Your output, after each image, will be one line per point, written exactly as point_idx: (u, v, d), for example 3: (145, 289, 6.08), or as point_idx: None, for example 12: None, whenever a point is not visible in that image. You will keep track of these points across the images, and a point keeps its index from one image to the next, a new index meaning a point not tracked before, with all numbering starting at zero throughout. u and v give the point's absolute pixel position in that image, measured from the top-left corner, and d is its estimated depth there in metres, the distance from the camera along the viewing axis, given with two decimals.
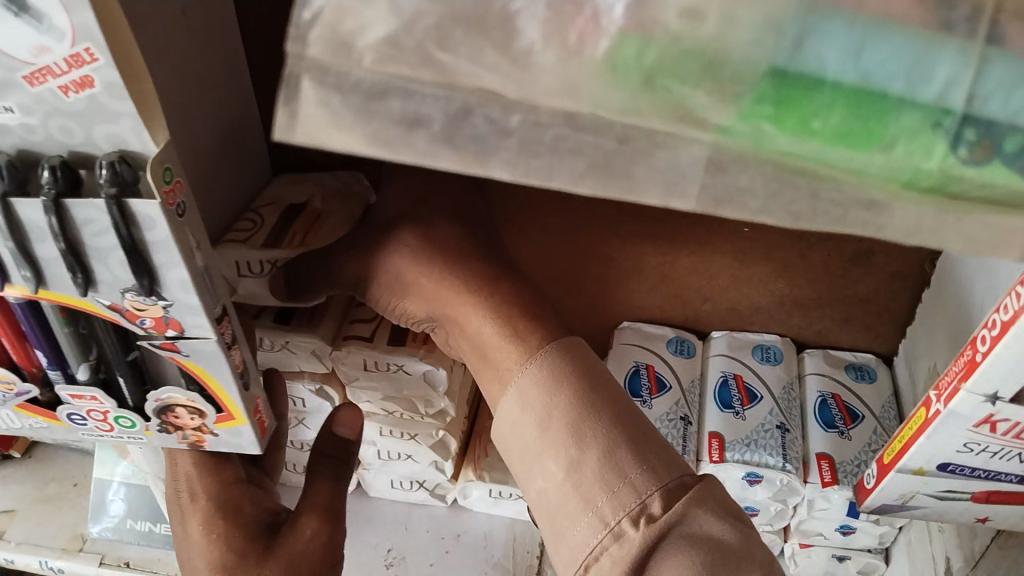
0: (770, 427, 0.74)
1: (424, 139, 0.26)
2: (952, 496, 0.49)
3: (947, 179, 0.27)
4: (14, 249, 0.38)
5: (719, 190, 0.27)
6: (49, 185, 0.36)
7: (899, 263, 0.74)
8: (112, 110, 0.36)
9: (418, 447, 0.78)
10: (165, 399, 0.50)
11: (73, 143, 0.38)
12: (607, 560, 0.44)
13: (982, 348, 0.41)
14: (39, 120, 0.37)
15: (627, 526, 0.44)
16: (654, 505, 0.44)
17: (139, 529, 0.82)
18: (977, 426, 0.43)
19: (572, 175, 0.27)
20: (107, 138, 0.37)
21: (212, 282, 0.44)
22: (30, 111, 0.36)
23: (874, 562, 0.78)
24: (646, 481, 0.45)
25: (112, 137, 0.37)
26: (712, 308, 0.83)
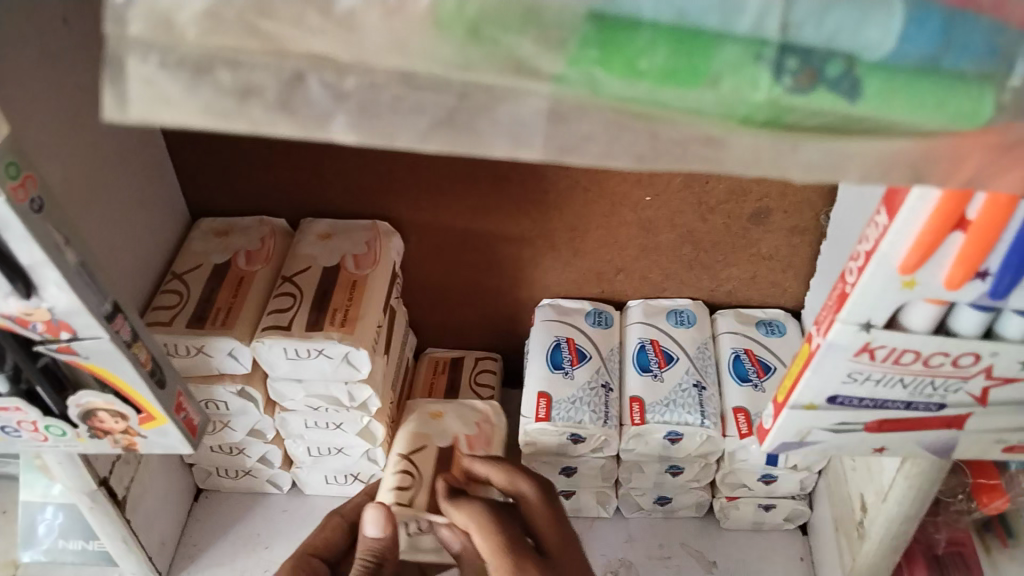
0: (686, 387, 0.77)
1: (259, 107, 0.27)
2: (847, 428, 0.51)
3: (777, 111, 0.29)
4: None
5: (562, 138, 0.28)
6: None
7: (796, 217, 0.76)
8: None
9: (346, 436, 0.78)
10: (85, 405, 0.54)
11: None
12: None
13: (850, 280, 0.43)
14: None
15: None
16: None
17: (73, 548, 0.80)
18: (856, 356, 0.45)
19: (417, 134, 0.28)
20: None
21: (92, 279, 0.48)
22: None
23: (800, 507, 0.81)
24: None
25: None
26: (627, 280, 0.84)
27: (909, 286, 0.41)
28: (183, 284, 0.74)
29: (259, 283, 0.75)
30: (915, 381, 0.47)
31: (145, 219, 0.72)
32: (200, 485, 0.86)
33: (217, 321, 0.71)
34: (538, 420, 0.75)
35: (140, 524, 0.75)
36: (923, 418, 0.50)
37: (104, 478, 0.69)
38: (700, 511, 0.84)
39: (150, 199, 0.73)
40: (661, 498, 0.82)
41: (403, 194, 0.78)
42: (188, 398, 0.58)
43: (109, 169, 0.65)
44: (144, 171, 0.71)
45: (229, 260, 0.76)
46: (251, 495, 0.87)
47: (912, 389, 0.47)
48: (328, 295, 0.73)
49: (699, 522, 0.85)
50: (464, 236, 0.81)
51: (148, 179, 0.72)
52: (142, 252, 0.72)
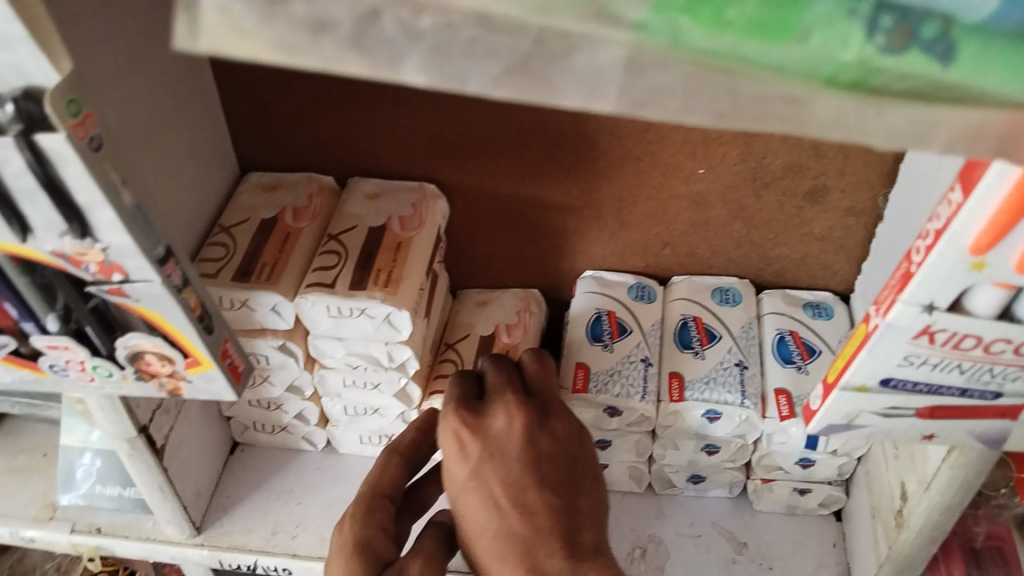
0: (728, 365, 0.76)
1: (331, 44, 0.26)
2: (897, 413, 0.49)
3: (865, 73, 0.28)
4: None
5: (638, 90, 0.28)
6: None
7: (852, 198, 0.75)
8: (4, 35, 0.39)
9: (382, 397, 0.78)
10: (133, 346, 0.55)
11: None
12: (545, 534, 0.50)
13: (916, 258, 0.42)
14: None
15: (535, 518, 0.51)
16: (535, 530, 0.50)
17: (109, 494, 0.81)
18: (915, 338, 0.44)
19: (489, 79, 0.27)
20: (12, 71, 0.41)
21: (148, 222, 0.48)
22: None
23: (835, 493, 0.80)
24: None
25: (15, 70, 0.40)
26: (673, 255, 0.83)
27: (978, 268, 0.40)
28: (229, 238, 0.74)
29: (306, 240, 0.75)
30: (973, 368, 0.45)
31: (196, 170, 0.72)
32: (236, 439, 0.87)
33: (261, 276, 0.71)
34: (576, 391, 0.75)
35: (177, 473, 0.76)
36: (978, 407, 0.48)
37: (145, 426, 0.70)
38: (733, 492, 0.83)
39: (200, 150, 0.73)
40: (695, 476, 0.82)
41: (454, 156, 0.77)
42: (234, 344, 0.57)
43: (161, 118, 0.65)
44: (197, 121, 0.71)
45: (275, 216, 0.76)
46: (286, 450, 0.88)
47: (969, 376, 0.46)
48: (373, 255, 0.73)
49: (731, 503, 0.84)
50: (511, 203, 0.81)
51: (197, 129, 0.71)
52: (193, 202, 0.73)
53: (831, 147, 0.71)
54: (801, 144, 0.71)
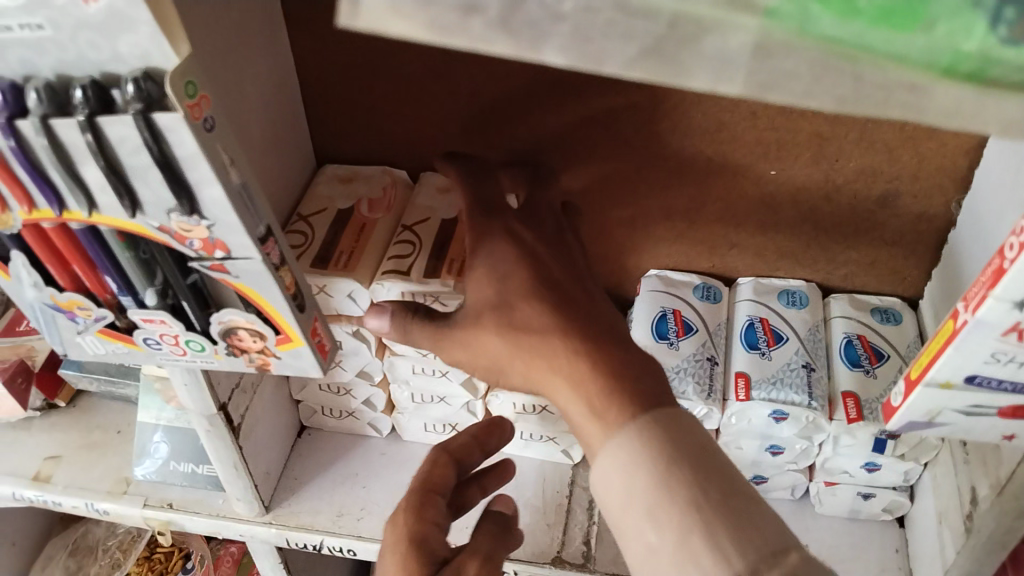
0: (795, 366, 0.76)
1: (479, 24, 0.28)
2: (980, 411, 0.50)
3: (985, 64, 0.28)
4: (62, 170, 0.46)
5: (765, 74, 0.29)
6: (83, 105, 0.44)
7: (925, 203, 0.75)
8: (130, 18, 0.43)
9: (450, 385, 0.80)
10: (227, 322, 0.57)
11: (102, 60, 0.45)
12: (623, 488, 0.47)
13: (1009, 256, 0.42)
14: (68, 36, 0.44)
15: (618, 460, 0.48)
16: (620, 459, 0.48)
17: (182, 471, 0.84)
18: (1004, 336, 0.44)
19: (624, 60, 0.28)
20: (132, 51, 0.44)
21: (252, 201, 0.50)
22: (59, 28, 0.43)
23: (899, 499, 0.79)
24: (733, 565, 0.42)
25: (137, 50, 0.44)
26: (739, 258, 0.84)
27: None
28: (308, 225, 0.77)
29: (380, 231, 0.76)
30: None
31: (279, 158, 0.75)
32: (304, 422, 0.90)
33: (340, 263, 0.73)
34: None
35: (251, 452, 0.78)
36: None
37: (224, 404, 0.72)
38: (794, 494, 0.83)
39: (283, 139, 0.75)
40: (757, 478, 0.82)
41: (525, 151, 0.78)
42: (323, 324, 0.59)
43: (252, 105, 0.67)
44: (281, 111, 0.74)
45: (352, 206, 0.78)
46: (351, 436, 0.90)
47: None
48: (446, 246, 0.74)
49: (793, 505, 0.84)
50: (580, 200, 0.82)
51: (280, 119, 0.74)
52: (277, 188, 0.75)
53: (906, 151, 0.71)
54: (876, 147, 0.71)
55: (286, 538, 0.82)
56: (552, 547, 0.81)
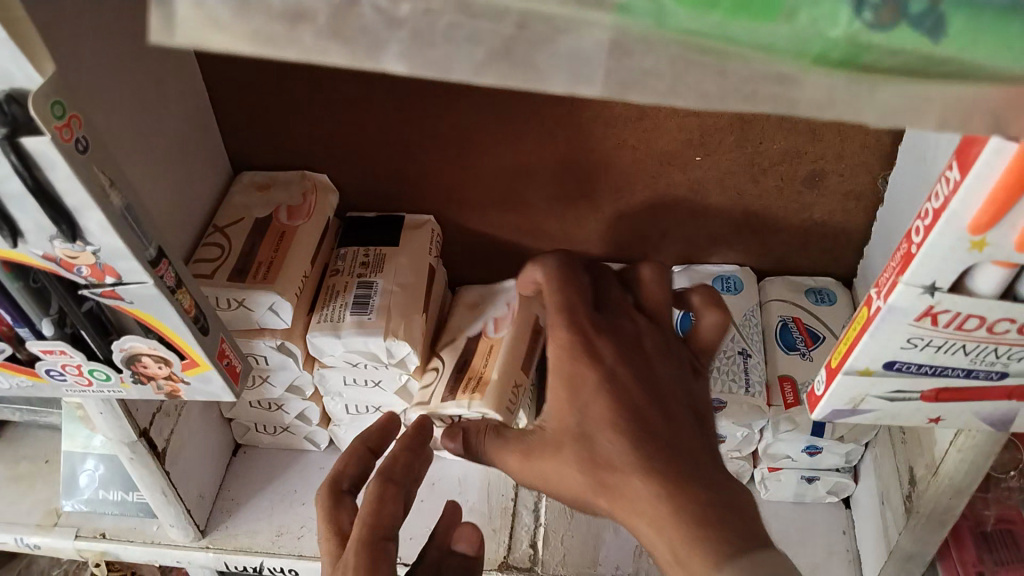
0: (731, 354, 0.75)
1: (310, 34, 0.26)
2: (901, 397, 0.49)
3: (855, 48, 0.27)
4: None
5: (624, 74, 0.27)
6: None
7: (852, 181, 0.74)
8: None
9: (384, 393, 0.78)
10: (129, 349, 0.54)
11: None
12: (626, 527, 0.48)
13: (916, 239, 0.41)
14: None
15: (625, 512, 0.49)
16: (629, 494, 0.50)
17: (112, 498, 0.81)
18: (918, 320, 0.43)
19: (472, 66, 0.27)
20: None
21: (138, 225, 0.47)
22: None
23: (844, 480, 0.79)
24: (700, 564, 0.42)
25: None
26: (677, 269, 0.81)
27: (978, 248, 0.39)
28: (224, 237, 0.74)
29: (302, 238, 0.74)
30: (978, 348, 0.45)
31: (186, 171, 0.72)
32: (238, 440, 0.87)
33: (259, 275, 0.71)
34: None
35: (179, 477, 0.76)
36: (982, 387, 0.48)
37: (145, 429, 0.70)
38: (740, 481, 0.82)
39: (191, 150, 0.72)
40: None
41: (445, 149, 0.76)
42: (232, 346, 0.57)
43: (150, 117, 0.64)
44: (186, 124, 0.71)
45: (270, 215, 0.76)
46: (289, 452, 0.88)
47: (974, 357, 0.45)
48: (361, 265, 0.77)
49: None
50: (505, 197, 0.80)
51: (187, 130, 0.71)
52: (188, 202, 0.73)
53: (829, 130, 0.70)
54: (799, 128, 0.70)
55: (225, 562, 0.80)
56: (499, 553, 0.80)
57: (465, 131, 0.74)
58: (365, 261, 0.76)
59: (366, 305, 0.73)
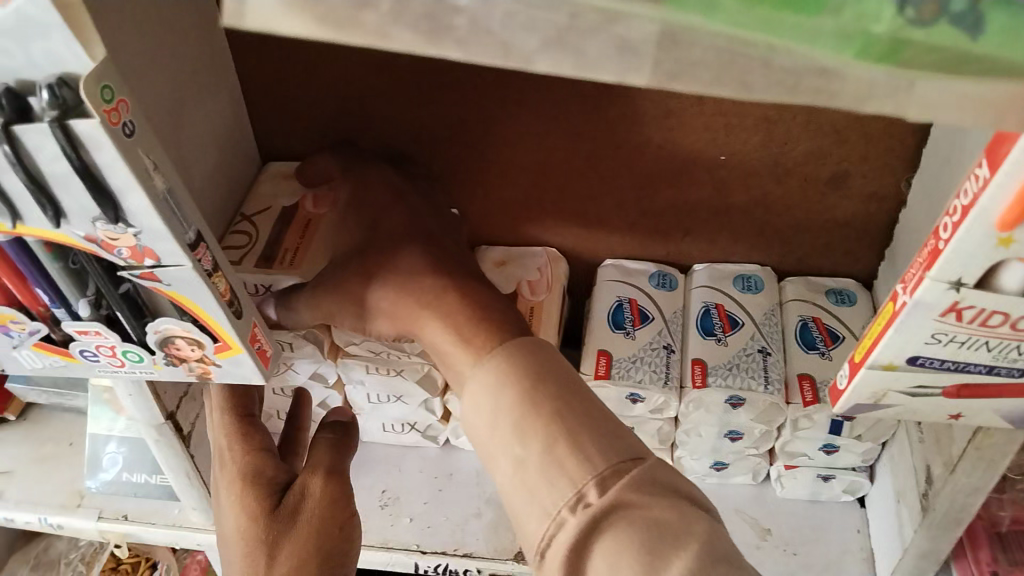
0: (751, 352, 0.76)
1: (373, 17, 0.27)
2: (925, 391, 0.50)
3: (898, 43, 0.28)
4: None
5: (673, 63, 0.28)
6: None
7: (875, 183, 0.74)
8: (42, 23, 0.40)
9: (405, 382, 0.78)
10: (163, 331, 0.55)
11: (16, 67, 0.42)
12: (553, 548, 0.47)
13: (944, 236, 0.42)
14: None
15: (567, 515, 0.47)
16: (592, 492, 0.47)
17: (135, 480, 0.82)
18: (943, 316, 0.44)
19: (526, 52, 0.28)
20: (46, 55, 0.41)
21: (178, 208, 0.48)
22: None
23: (859, 480, 0.80)
24: (597, 465, 0.48)
25: (50, 55, 0.41)
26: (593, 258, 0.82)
27: (1005, 245, 0.40)
28: (252, 225, 0.75)
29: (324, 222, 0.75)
30: (1001, 345, 0.45)
31: (218, 159, 0.73)
32: None
33: (284, 261, 0.72)
34: (597, 377, 0.75)
35: (203, 460, 0.77)
36: (1005, 385, 0.49)
37: (172, 412, 0.71)
38: (756, 479, 0.83)
39: (223, 139, 0.73)
40: (718, 464, 0.82)
41: (470, 143, 0.77)
42: (262, 329, 0.58)
43: (185, 105, 0.65)
44: (219, 114, 0.72)
45: (295, 203, 0.77)
46: None
47: (997, 353, 0.46)
48: None
49: (755, 488, 0.84)
50: (531, 191, 0.81)
51: (222, 119, 0.72)
52: (218, 188, 0.74)
53: (852, 133, 0.70)
54: (824, 130, 0.71)
55: None
56: (515, 543, 0.81)
57: (492, 127, 0.75)
58: None
59: None
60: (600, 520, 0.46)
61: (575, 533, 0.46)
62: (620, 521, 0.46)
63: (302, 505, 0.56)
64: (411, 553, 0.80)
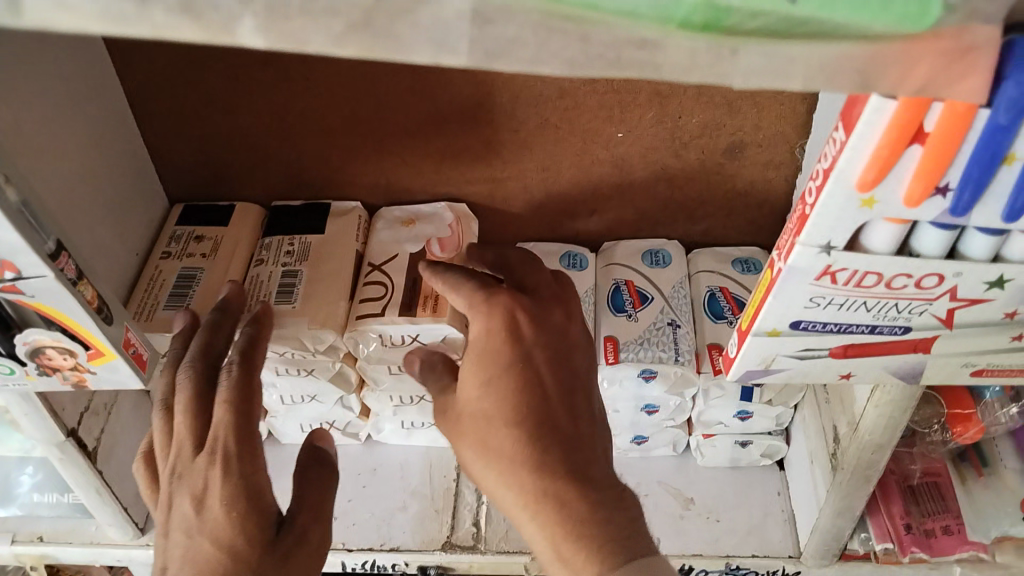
0: (661, 325, 0.76)
1: (159, 12, 0.26)
2: (812, 354, 0.50)
3: (716, 11, 0.28)
4: None
5: (489, 42, 0.27)
6: None
7: (771, 151, 0.75)
8: None
9: (319, 382, 0.77)
10: (32, 342, 0.53)
11: None
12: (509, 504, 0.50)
13: (809, 201, 0.42)
14: None
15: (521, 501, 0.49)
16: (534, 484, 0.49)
17: (47, 501, 0.80)
18: (818, 280, 0.45)
19: (331, 37, 0.27)
20: None
21: (36, 219, 0.46)
22: None
23: (776, 443, 0.81)
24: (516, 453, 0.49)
25: None
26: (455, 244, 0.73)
27: (868, 205, 0.40)
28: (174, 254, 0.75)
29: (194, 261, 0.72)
30: (878, 304, 0.46)
31: (102, 165, 0.70)
32: None
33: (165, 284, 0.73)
34: None
35: (114, 474, 0.76)
36: (888, 343, 0.49)
37: (72, 429, 0.69)
38: (677, 449, 0.84)
39: (108, 143, 0.71)
40: (638, 438, 0.82)
41: (366, 134, 0.75)
42: (135, 332, 0.56)
43: (55, 113, 0.62)
44: (99, 116, 0.69)
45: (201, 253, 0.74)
46: None
47: (876, 313, 0.46)
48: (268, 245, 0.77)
49: (676, 461, 0.85)
50: (434, 179, 0.79)
51: (103, 120, 0.69)
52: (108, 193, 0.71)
53: (744, 103, 0.71)
54: (716, 101, 0.70)
55: None
56: (441, 533, 0.80)
57: (385, 115, 0.73)
58: (290, 250, 0.76)
59: (291, 293, 0.72)
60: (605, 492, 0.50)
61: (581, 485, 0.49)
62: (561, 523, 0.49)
63: (298, 549, 0.53)
64: (337, 552, 0.80)
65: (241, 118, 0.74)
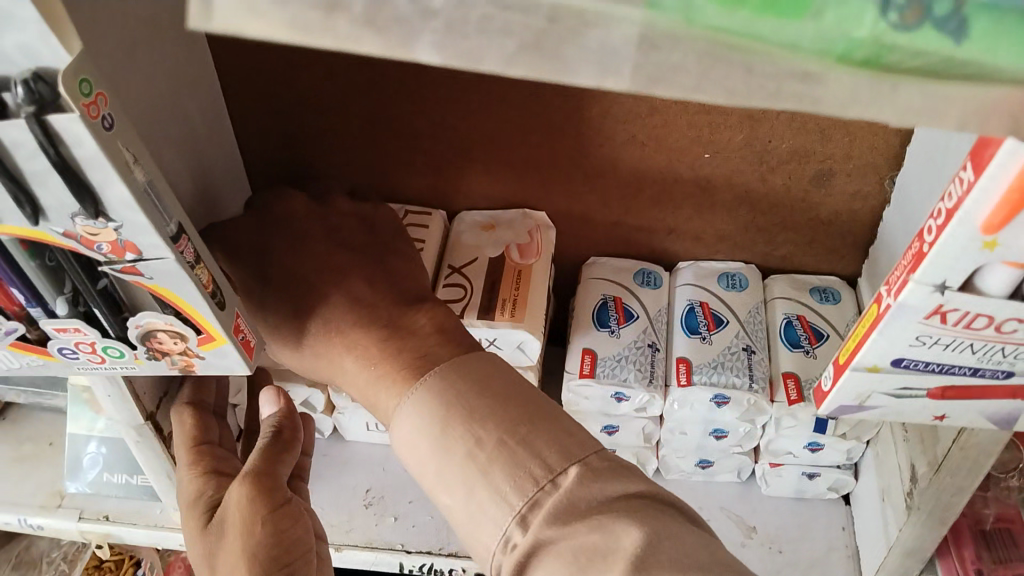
0: (736, 349, 0.76)
1: (344, 23, 0.27)
2: (910, 394, 0.50)
3: (880, 50, 0.27)
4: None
5: (653, 67, 0.28)
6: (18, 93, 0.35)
7: (859, 181, 0.74)
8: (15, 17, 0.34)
9: None
10: (144, 325, 0.49)
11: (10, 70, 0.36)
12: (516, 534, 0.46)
13: (929, 239, 0.42)
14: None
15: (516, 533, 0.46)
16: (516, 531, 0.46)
17: (117, 481, 0.81)
18: (927, 318, 0.44)
19: (502, 57, 0.28)
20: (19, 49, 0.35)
21: (160, 200, 0.42)
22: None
23: (844, 477, 0.80)
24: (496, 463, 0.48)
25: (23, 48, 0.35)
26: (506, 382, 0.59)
27: (990, 248, 0.40)
28: None
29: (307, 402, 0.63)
30: (986, 347, 0.45)
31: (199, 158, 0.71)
32: None
33: None
34: (582, 376, 0.74)
35: None
36: (988, 386, 0.49)
37: (152, 413, 0.70)
38: (740, 476, 0.83)
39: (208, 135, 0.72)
40: (703, 461, 0.81)
41: (455, 140, 0.76)
42: (246, 317, 0.52)
43: None
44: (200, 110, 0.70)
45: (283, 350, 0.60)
46: None
47: (981, 355, 0.46)
48: None
49: (739, 486, 0.84)
50: (516, 188, 0.80)
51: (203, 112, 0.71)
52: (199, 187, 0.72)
53: (838, 131, 0.70)
54: (809, 128, 0.70)
55: None
56: None
57: (474, 121, 0.73)
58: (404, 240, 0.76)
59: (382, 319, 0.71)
60: (586, 512, 0.45)
61: (548, 515, 0.45)
62: (548, 559, 0.44)
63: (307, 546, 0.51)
64: (396, 552, 0.80)
65: (332, 117, 0.75)
